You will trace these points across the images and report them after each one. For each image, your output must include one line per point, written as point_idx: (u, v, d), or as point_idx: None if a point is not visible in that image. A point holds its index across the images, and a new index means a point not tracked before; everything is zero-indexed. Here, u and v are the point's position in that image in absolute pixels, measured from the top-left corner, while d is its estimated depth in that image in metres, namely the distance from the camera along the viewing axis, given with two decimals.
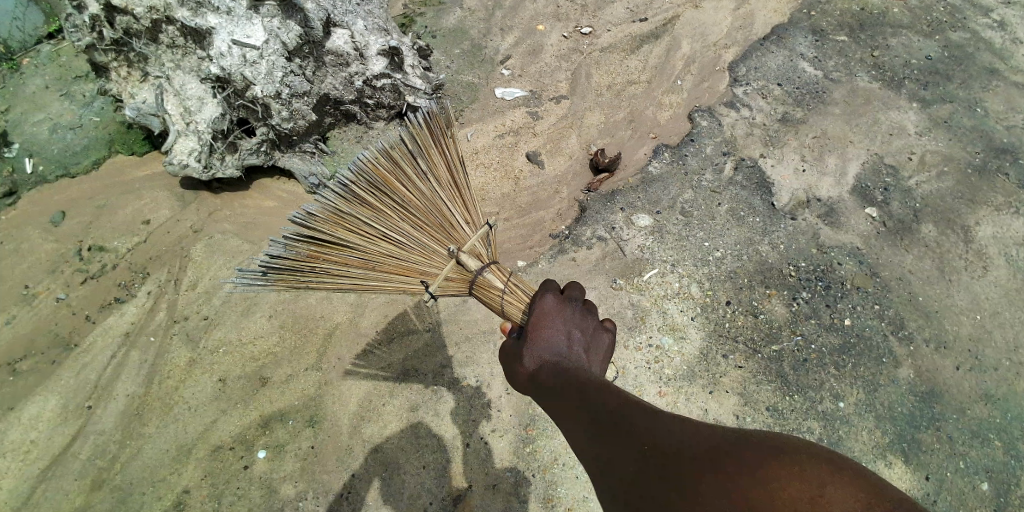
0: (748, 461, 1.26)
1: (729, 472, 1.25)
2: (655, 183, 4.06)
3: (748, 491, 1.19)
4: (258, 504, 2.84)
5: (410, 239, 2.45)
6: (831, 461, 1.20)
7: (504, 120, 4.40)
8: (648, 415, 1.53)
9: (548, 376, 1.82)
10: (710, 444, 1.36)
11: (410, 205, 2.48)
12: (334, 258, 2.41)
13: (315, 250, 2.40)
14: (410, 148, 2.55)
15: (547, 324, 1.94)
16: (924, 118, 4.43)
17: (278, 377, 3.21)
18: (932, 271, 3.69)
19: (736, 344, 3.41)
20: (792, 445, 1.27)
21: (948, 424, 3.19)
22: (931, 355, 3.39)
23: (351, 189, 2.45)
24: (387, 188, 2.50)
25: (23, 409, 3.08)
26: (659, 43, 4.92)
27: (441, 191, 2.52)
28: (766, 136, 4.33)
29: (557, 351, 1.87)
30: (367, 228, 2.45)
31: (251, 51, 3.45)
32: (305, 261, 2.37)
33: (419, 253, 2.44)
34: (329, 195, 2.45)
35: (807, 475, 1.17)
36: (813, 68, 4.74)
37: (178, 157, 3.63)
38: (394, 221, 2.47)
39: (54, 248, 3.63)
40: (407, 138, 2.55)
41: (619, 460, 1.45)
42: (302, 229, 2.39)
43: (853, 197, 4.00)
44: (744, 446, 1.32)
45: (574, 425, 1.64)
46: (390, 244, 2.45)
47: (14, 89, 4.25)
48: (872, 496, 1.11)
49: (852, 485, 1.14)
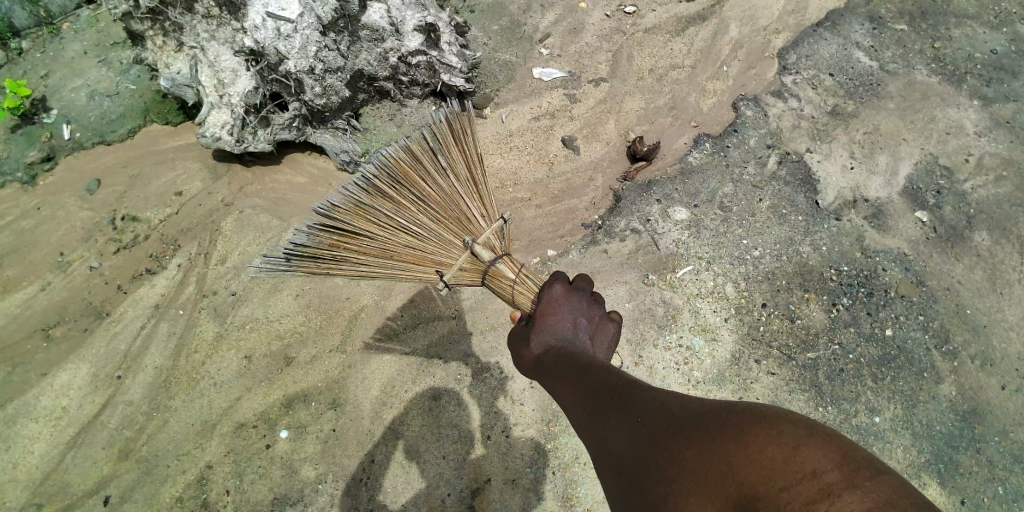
0: (726, 426, 1.20)
1: (708, 442, 1.19)
2: (695, 175, 3.90)
3: (727, 460, 1.13)
4: (279, 484, 2.86)
5: (427, 230, 2.38)
6: (807, 419, 1.12)
7: (540, 101, 4.26)
8: (642, 393, 1.52)
9: (552, 358, 1.82)
10: (693, 414, 1.32)
11: (430, 199, 2.41)
12: (354, 248, 2.36)
13: (335, 240, 2.34)
14: (432, 144, 2.47)
15: (554, 311, 1.93)
16: (985, 118, 4.15)
17: (303, 357, 3.19)
18: (983, 283, 3.50)
19: (771, 350, 3.29)
20: (768, 406, 1.20)
21: (988, 447, 3.05)
22: (975, 373, 3.23)
23: (373, 181, 2.40)
24: (407, 182, 2.44)
25: (55, 376, 3.13)
26: (706, 25, 4.66)
27: (461, 185, 2.44)
28: (815, 130, 4.10)
29: (562, 336, 1.87)
30: (387, 220, 2.40)
31: (285, 25, 3.37)
32: (326, 249, 2.32)
33: (436, 244, 2.37)
34: (351, 188, 2.41)
35: (782, 434, 1.10)
36: (869, 59, 4.46)
37: (211, 129, 3.60)
38: (413, 213, 2.40)
39: (88, 215, 3.63)
40: (429, 135, 2.48)
41: (616, 440, 1.43)
42: (325, 219, 2.35)
43: (903, 199, 3.79)
44: (722, 410, 1.26)
45: (575, 404, 1.65)
46: (410, 235, 2.39)
47: (54, 53, 4.22)
48: (846, 452, 1.04)
49: (826, 442, 1.06)
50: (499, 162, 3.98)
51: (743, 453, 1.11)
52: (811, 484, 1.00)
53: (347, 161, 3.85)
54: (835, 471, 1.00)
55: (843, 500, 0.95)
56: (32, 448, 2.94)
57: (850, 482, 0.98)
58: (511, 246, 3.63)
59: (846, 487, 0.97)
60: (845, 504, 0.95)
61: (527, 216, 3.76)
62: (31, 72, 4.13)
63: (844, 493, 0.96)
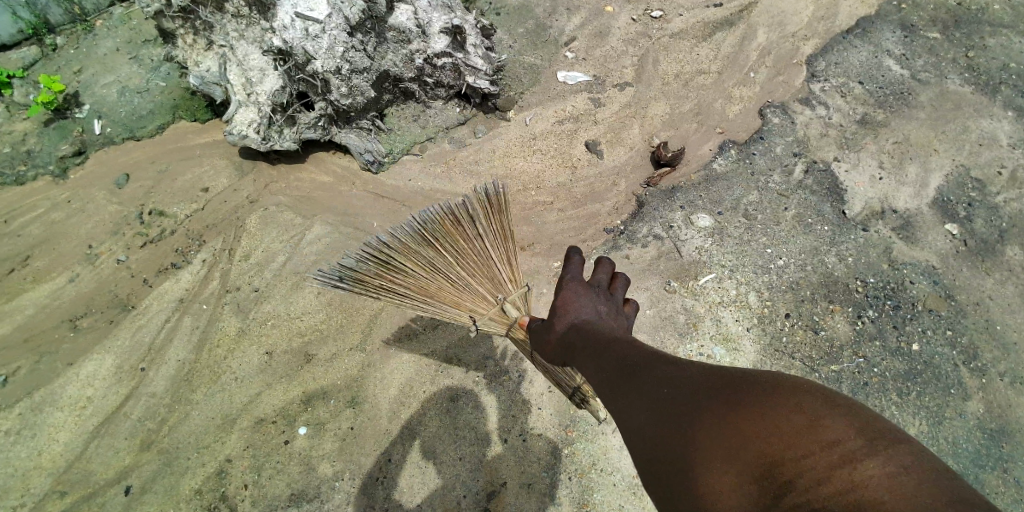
0: (748, 396, 1.22)
1: (731, 412, 1.21)
2: (718, 182, 3.86)
3: (750, 428, 1.16)
4: (296, 480, 2.87)
5: (465, 289, 2.31)
6: (826, 390, 1.16)
7: (564, 105, 4.24)
8: (662, 364, 1.51)
9: (573, 337, 1.85)
10: (713, 383, 1.33)
11: (472, 263, 2.32)
12: (395, 291, 2.31)
13: (378, 272, 2.29)
14: (477, 209, 2.36)
15: (575, 294, 1.96)
16: (1019, 129, 4.05)
17: (323, 354, 3.22)
18: (1014, 298, 3.41)
19: (793, 361, 3.23)
20: (788, 376, 1.23)
21: (1017, 467, 2.96)
22: (1005, 390, 3.14)
23: (419, 232, 2.32)
24: (452, 244, 2.34)
25: (81, 366, 3.19)
26: (733, 31, 4.62)
27: (499, 251, 2.35)
28: (843, 138, 4.03)
29: (584, 316, 1.90)
30: (428, 270, 2.32)
31: (313, 25, 3.46)
32: (371, 289, 2.29)
33: (471, 299, 2.30)
34: (398, 231, 2.34)
35: (804, 405, 1.14)
36: (900, 67, 4.38)
37: (239, 127, 3.63)
38: (453, 271, 2.32)
39: (117, 209, 3.70)
40: (475, 201, 2.37)
41: (636, 410, 1.43)
42: (369, 253, 2.30)
43: (933, 210, 3.71)
44: (742, 380, 1.28)
45: (596, 380, 1.68)
46: (449, 281, 2.32)
47: (88, 50, 4.31)
48: (865, 421, 1.08)
49: (847, 411, 1.11)
50: (521, 164, 3.97)
51: (767, 422, 1.15)
52: (834, 452, 1.04)
53: (370, 161, 3.87)
54: (856, 440, 1.05)
55: (865, 465, 1.00)
56: (57, 436, 2.99)
57: (870, 449, 1.02)
58: (532, 248, 3.62)
59: (867, 454, 1.02)
60: (867, 469, 0.99)
61: (549, 220, 3.74)
62: (65, 67, 4.22)
63: (866, 460, 1.01)
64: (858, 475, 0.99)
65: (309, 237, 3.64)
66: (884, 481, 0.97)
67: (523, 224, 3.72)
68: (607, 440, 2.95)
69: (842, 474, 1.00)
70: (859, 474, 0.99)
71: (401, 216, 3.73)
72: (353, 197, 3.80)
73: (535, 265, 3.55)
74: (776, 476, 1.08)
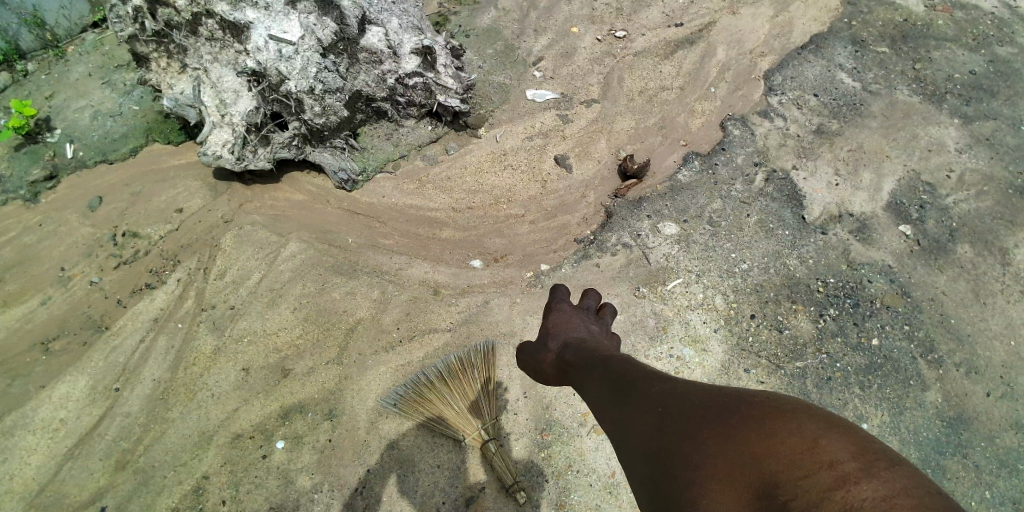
0: (747, 415, 1.09)
1: (732, 431, 1.08)
2: (684, 191, 4.01)
3: (750, 448, 1.02)
4: (274, 493, 2.87)
5: (459, 411, 2.97)
6: (826, 411, 1.01)
7: (534, 121, 4.39)
8: (660, 382, 1.41)
9: (570, 358, 1.81)
10: (712, 399, 1.21)
11: (463, 392, 3.02)
12: (415, 411, 3.04)
13: (414, 404, 3.04)
14: (463, 365, 3.11)
15: (567, 315, 2.02)
16: (964, 135, 4.29)
17: (300, 369, 3.25)
18: (966, 293, 3.58)
19: (760, 360, 3.32)
20: (789, 397, 1.09)
21: (976, 452, 3.08)
22: (961, 380, 3.28)
23: (425, 382, 3.08)
24: (449, 372, 3.09)
25: (54, 388, 3.17)
26: (694, 49, 4.83)
27: (482, 410, 2.99)
28: (800, 147, 4.22)
29: (576, 335, 1.92)
30: (433, 402, 3.01)
31: (286, 47, 3.60)
32: (402, 413, 3.06)
33: (462, 421, 2.96)
34: (411, 387, 3.09)
35: (802, 426, 0.99)
36: (851, 79, 4.62)
37: (212, 147, 3.69)
38: (450, 403, 3.00)
39: (90, 232, 3.72)
40: (461, 361, 3.13)
41: (635, 428, 1.32)
42: (396, 411, 3.07)
43: (887, 213, 3.90)
44: (743, 398, 1.15)
45: (594, 401, 1.60)
46: (449, 404, 3.00)
47: (60, 75, 4.35)
48: (864, 444, 0.92)
49: (846, 433, 0.95)
50: (493, 179, 4.08)
51: (767, 443, 1.00)
52: (828, 473, 0.88)
53: (344, 179, 3.95)
54: (852, 462, 0.87)
55: (861, 488, 0.83)
56: (29, 459, 2.96)
57: (868, 472, 0.85)
58: (505, 259, 3.71)
59: (864, 476, 0.84)
60: (863, 492, 0.82)
61: (521, 232, 3.84)
62: (36, 93, 4.25)
63: (861, 482, 0.84)
64: (851, 498, 0.82)
65: (284, 254, 3.69)
66: (878, 506, 0.79)
67: (496, 236, 3.82)
68: (583, 442, 3.01)
69: (835, 497, 0.84)
70: (852, 497, 0.82)
71: (376, 232, 3.82)
72: (329, 215, 3.88)
73: (509, 275, 3.64)
74: (770, 500, 0.93)
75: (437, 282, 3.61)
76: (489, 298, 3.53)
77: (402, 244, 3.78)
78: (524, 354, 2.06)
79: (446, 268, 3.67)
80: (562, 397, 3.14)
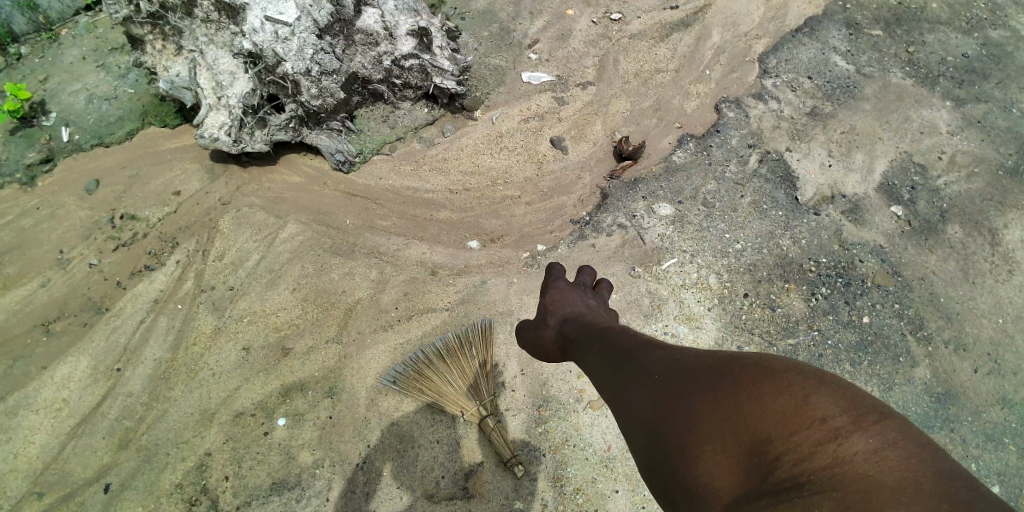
0: (735, 375, 1.11)
1: (723, 393, 1.10)
2: (678, 172, 4.05)
3: (739, 408, 1.05)
4: (277, 469, 2.92)
5: (458, 390, 3.02)
6: (815, 367, 1.03)
7: (530, 104, 4.39)
8: (654, 350, 1.44)
9: (570, 331, 1.85)
10: (703, 364, 1.23)
11: (461, 371, 3.07)
12: (414, 389, 3.08)
13: (413, 381, 3.08)
14: (460, 343, 3.15)
15: (564, 292, 2.04)
16: (957, 117, 4.32)
17: (300, 348, 3.29)
18: (956, 272, 3.63)
19: (752, 337, 3.38)
20: (778, 355, 1.11)
21: (963, 426, 3.15)
22: (950, 357, 3.34)
23: (423, 361, 3.12)
24: (447, 351, 3.12)
25: (55, 369, 3.20)
26: (689, 32, 4.83)
27: (481, 390, 3.04)
28: (794, 129, 4.26)
29: (575, 309, 1.95)
30: (432, 380, 3.06)
31: (283, 28, 3.59)
32: (401, 390, 3.11)
33: (460, 401, 3.00)
34: (409, 364, 3.13)
35: (791, 383, 1.01)
36: (845, 62, 4.64)
37: (210, 130, 3.71)
38: (448, 382, 3.04)
39: (88, 215, 3.73)
40: (458, 339, 3.17)
41: (630, 395, 1.34)
42: (396, 388, 3.12)
43: (879, 194, 3.93)
44: (732, 360, 1.17)
45: (591, 372, 1.62)
46: (448, 383, 3.04)
47: (53, 59, 4.33)
48: (854, 398, 0.95)
49: (836, 388, 0.98)
50: (489, 160, 4.10)
51: (757, 402, 1.03)
52: (819, 428, 0.92)
53: (342, 161, 3.98)
54: (843, 416, 0.92)
55: (851, 441, 0.87)
56: (33, 438, 3.00)
57: (859, 425, 0.90)
58: (502, 240, 3.75)
59: (854, 430, 0.89)
60: (853, 445, 0.87)
61: (518, 213, 3.86)
62: (30, 76, 4.23)
63: (852, 435, 0.88)
64: (842, 452, 0.87)
65: (282, 236, 3.72)
66: (869, 459, 0.84)
67: (493, 218, 3.85)
68: (579, 417, 3.07)
69: (826, 451, 0.88)
70: (843, 450, 0.87)
71: (374, 213, 3.84)
72: (326, 197, 3.90)
73: (505, 256, 3.68)
74: (762, 457, 0.97)
75: (435, 262, 3.65)
76: (486, 278, 3.57)
77: (400, 225, 3.81)
78: (521, 331, 2.10)
79: (443, 248, 3.71)
80: (558, 375, 3.19)
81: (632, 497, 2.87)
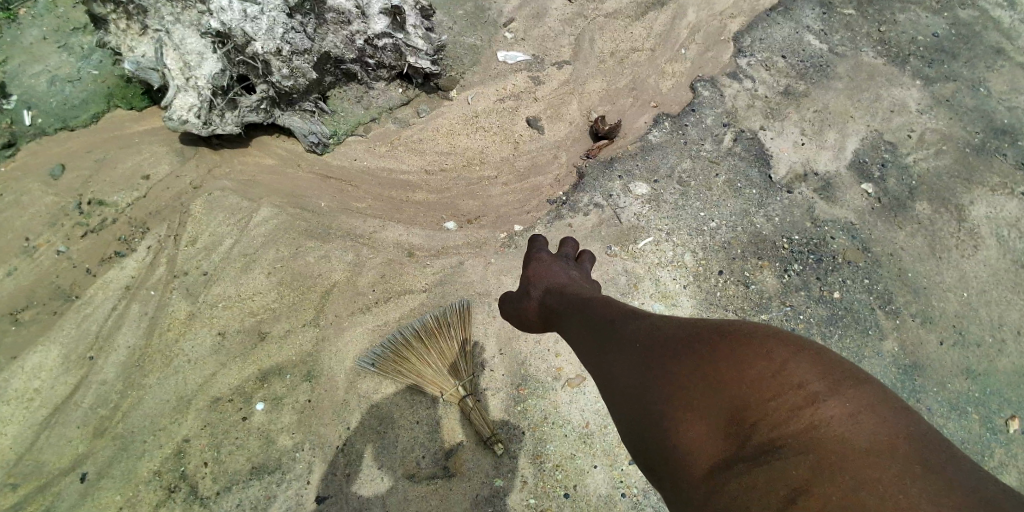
0: (713, 343, 1.11)
1: (700, 358, 1.10)
2: (655, 151, 4.06)
3: (718, 374, 1.05)
4: (256, 453, 2.92)
5: (437, 371, 3.03)
6: (791, 332, 1.04)
7: (506, 84, 4.36)
8: (634, 319, 1.44)
9: (552, 303, 1.87)
10: (682, 331, 1.22)
11: (439, 351, 3.07)
12: (394, 369, 3.08)
13: (391, 362, 3.09)
14: (437, 325, 3.16)
15: (547, 264, 2.06)
16: (926, 96, 4.40)
17: (276, 332, 3.28)
18: (923, 247, 3.73)
19: (727, 313, 3.45)
20: (755, 322, 1.12)
21: (928, 396, 3.27)
22: (916, 330, 3.45)
23: (401, 342, 3.12)
24: (425, 333, 3.13)
25: (26, 358, 3.15)
26: (665, 11, 4.82)
27: (460, 369, 3.04)
28: (768, 109, 4.30)
29: (557, 281, 1.96)
30: (411, 361, 3.06)
31: (251, 7, 3.55)
32: (381, 371, 3.11)
33: (439, 381, 3.01)
34: (388, 346, 3.13)
35: (769, 349, 1.02)
36: (818, 41, 4.68)
37: (178, 112, 3.62)
38: (427, 363, 3.05)
39: (54, 201, 3.64)
40: (436, 321, 3.17)
41: (611, 364, 1.34)
42: (375, 369, 3.12)
43: (850, 172, 4.01)
44: (711, 327, 1.17)
45: (573, 343, 1.63)
46: (426, 364, 3.05)
47: (12, 39, 4.17)
48: (829, 364, 0.97)
49: (813, 354, 0.99)
50: (466, 141, 4.08)
51: (735, 368, 1.03)
52: (796, 394, 0.93)
53: (315, 142, 3.91)
54: (820, 382, 0.93)
55: (828, 406, 0.89)
56: (4, 429, 2.95)
57: (835, 390, 0.92)
58: (479, 221, 3.74)
59: (830, 395, 0.91)
60: (829, 409, 0.89)
61: (494, 194, 3.86)
62: None
63: (829, 399, 0.90)
64: (819, 417, 0.88)
65: (257, 220, 3.68)
66: (845, 423, 0.86)
67: (470, 199, 3.84)
68: (558, 395, 3.11)
69: (803, 415, 0.90)
70: (820, 415, 0.89)
71: (350, 196, 3.81)
72: (300, 180, 3.86)
73: (482, 237, 3.68)
74: (742, 422, 0.98)
75: (412, 244, 3.64)
76: (464, 259, 3.57)
77: (376, 207, 3.78)
78: (505, 302, 2.14)
79: (419, 230, 3.70)
80: (536, 352, 3.23)
81: (610, 472, 2.93)
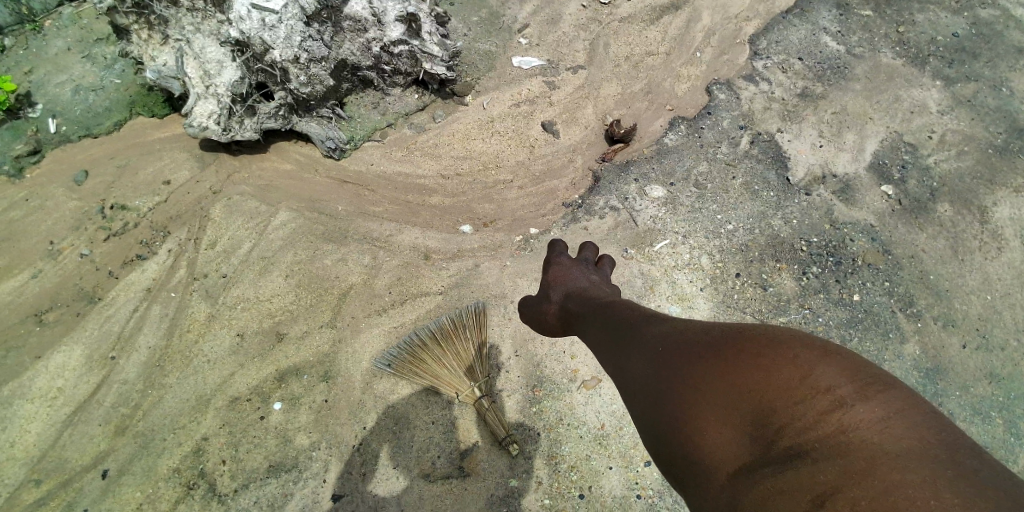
0: (738, 349, 1.09)
1: (725, 363, 1.08)
2: (670, 154, 4.05)
3: (742, 379, 1.03)
4: (273, 453, 2.94)
5: (453, 372, 3.03)
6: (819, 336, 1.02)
7: (521, 88, 4.38)
8: (657, 324, 1.43)
9: (572, 306, 1.87)
10: (706, 337, 1.21)
11: (455, 352, 3.08)
12: (410, 370, 3.09)
13: (408, 363, 3.09)
14: (453, 326, 3.16)
15: (566, 268, 2.06)
16: (947, 97, 4.33)
17: (294, 334, 3.30)
18: (945, 249, 3.66)
19: (745, 316, 3.41)
20: (781, 328, 1.09)
21: (951, 400, 3.20)
22: (939, 333, 3.38)
23: (417, 343, 3.12)
24: (441, 334, 3.13)
25: (50, 358, 3.20)
26: (679, 14, 4.81)
27: (476, 370, 3.04)
28: (784, 111, 4.27)
29: (578, 285, 1.96)
30: (427, 362, 3.07)
31: (270, 15, 3.57)
32: (398, 372, 3.12)
33: (455, 382, 3.01)
34: (404, 347, 3.14)
35: (795, 354, 1.00)
36: (836, 43, 4.64)
37: (199, 119, 3.68)
38: (444, 364, 3.05)
39: (77, 205, 3.71)
40: (451, 322, 3.18)
41: (634, 369, 1.33)
42: (392, 370, 3.13)
43: (869, 173, 3.96)
44: (736, 332, 1.15)
45: (594, 347, 1.63)
46: (443, 365, 3.05)
47: (38, 50, 4.28)
48: (858, 368, 0.94)
49: (841, 358, 0.96)
50: (481, 145, 4.10)
51: (761, 373, 1.01)
52: (823, 399, 0.90)
53: (332, 147, 3.96)
54: (848, 386, 0.91)
55: (856, 411, 0.86)
56: (29, 427, 3.01)
57: (864, 395, 0.88)
58: (494, 224, 3.75)
59: (858, 399, 0.88)
60: (858, 414, 0.86)
61: (509, 197, 3.87)
62: (15, 68, 4.18)
63: (857, 404, 0.87)
64: (847, 421, 0.86)
65: (275, 223, 3.72)
66: (874, 428, 0.83)
67: (486, 202, 3.85)
68: (573, 397, 3.10)
69: (830, 419, 0.87)
70: (848, 419, 0.86)
71: (366, 200, 3.84)
72: (317, 184, 3.90)
73: (498, 240, 3.69)
74: (767, 427, 0.95)
75: (428, 247, 3.65)
76: (479, 262, 3.58)
77: (392, 211, 3.81)
78: (526, 305, 2.12)
79: (435, 233, 3.71)
80: (551, 355, 3.22)
81: (626, 474, 2.91)
